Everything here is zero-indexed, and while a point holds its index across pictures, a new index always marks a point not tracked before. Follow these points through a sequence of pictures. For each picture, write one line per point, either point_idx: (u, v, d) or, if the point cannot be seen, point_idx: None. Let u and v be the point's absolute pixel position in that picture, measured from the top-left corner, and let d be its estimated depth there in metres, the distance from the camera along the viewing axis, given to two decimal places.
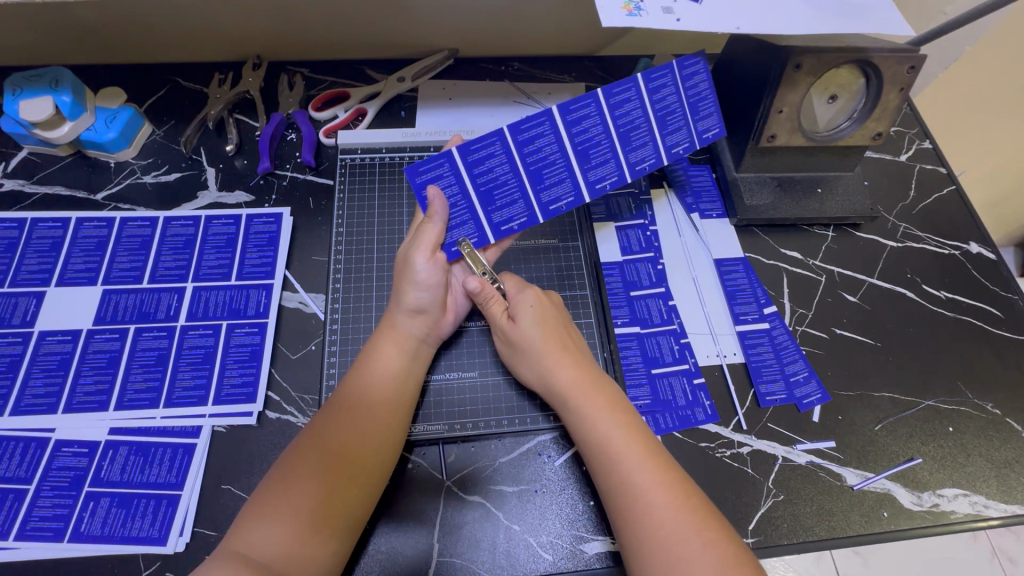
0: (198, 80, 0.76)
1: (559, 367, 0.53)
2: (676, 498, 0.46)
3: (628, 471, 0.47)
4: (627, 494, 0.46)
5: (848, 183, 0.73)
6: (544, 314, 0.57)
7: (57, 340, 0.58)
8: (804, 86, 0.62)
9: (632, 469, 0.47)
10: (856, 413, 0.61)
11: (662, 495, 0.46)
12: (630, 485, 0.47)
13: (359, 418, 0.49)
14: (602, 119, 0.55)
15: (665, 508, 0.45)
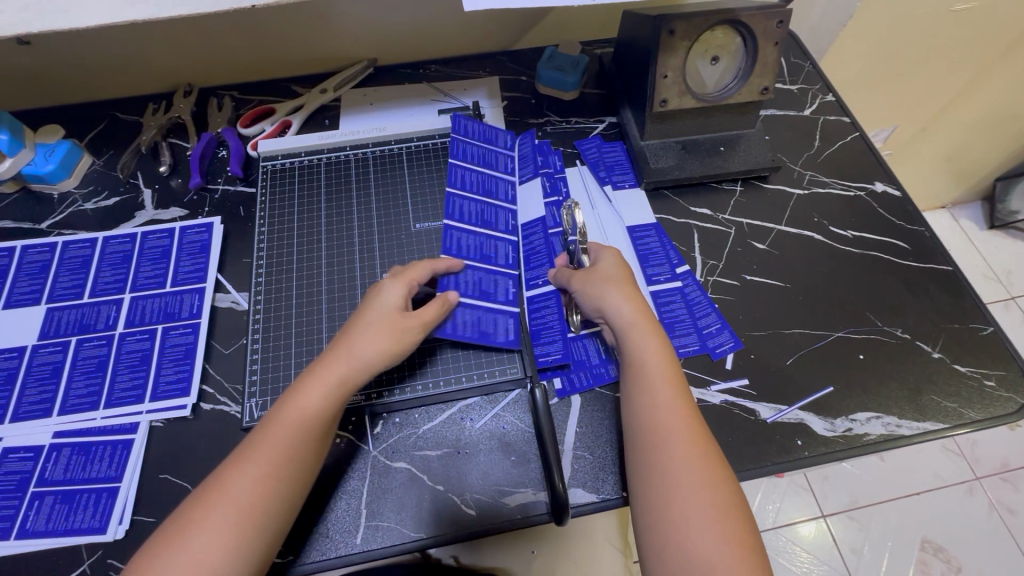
0: (134, 112, 0.81)
1: (624, 304, 0.58)
2: (702, 460, 0.49)
3: (651, 425, 0.51)
4: (649, 451, 0.50)
5: (751, 139, 0.76)
6: (623, 267, 0.62)
7: (4, 357, 0.62)
8: (683, 50, 0.66)
9: (670, 437, 0.50)
10: (768, 351, 0.63)
11: (679, 449, 0.49)
12: (655, 439, 0.50)
13: (292, 449, 0.48)
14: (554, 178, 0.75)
15: (691, 461, 0.48)
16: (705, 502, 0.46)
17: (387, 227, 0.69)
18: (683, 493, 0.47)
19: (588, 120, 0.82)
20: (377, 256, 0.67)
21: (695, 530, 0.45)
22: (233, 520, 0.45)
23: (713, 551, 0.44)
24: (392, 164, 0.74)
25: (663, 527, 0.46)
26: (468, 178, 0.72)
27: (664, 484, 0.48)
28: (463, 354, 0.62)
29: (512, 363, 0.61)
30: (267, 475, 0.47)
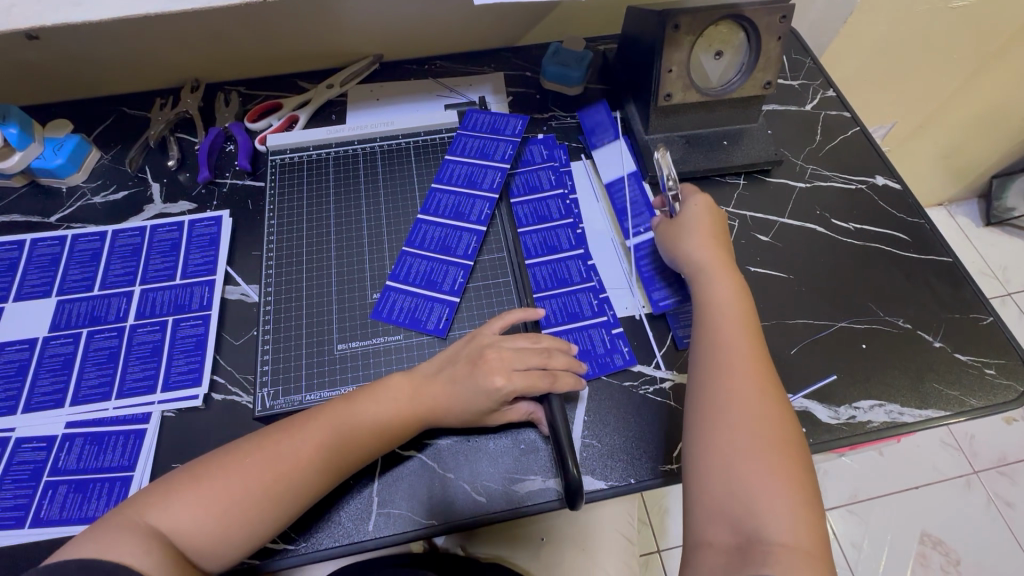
0: (142, 107, 0.82)
1: (697, 252, 0.61)
2: (759, 396, 0.50)
3: (716, 356, 0.53)
4: (711, 379, 0.52)
5: (753, 133, 0.77)
6: (714, 219, 0.65)
7: (15, 349, 0.62)
8: (687, 45, 0.67)
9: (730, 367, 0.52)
10: (772, 341, 0.64)
11: (738, 382, 0.51)
12: (717, 369, 0.52)
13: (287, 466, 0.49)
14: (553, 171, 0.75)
15: (744, 396, 0.50)
16: (756, 429, 0.48)
17: (395, 220, 0.70)
18: (737, 419, 0.49)
19: None
20: (386, 249, 0.68)
21: (741, 454, 0.47)
22: (248, 494, 0.48)
23: (756, 474, 0.46)
24: (399, 158, 0.75)
25: (711, 449, 0.48)
26: (456, 172, 0.72)
27: (717, 409, 0.50)
28: None
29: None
30: (293, 466, 0.49)
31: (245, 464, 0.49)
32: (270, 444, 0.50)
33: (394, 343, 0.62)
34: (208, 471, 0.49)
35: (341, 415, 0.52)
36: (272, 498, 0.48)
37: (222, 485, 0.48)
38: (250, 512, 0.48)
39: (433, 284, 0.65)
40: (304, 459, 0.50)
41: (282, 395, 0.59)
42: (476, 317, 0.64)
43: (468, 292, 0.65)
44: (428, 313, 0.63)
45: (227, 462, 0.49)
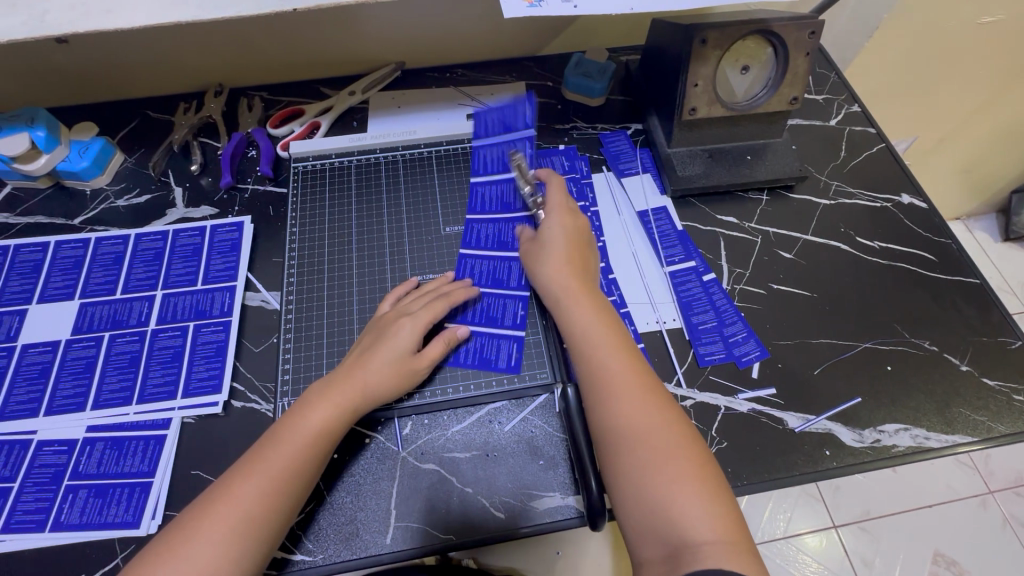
0: (166, 111, 0.82)
1: (550, 281, 0.60)
2: (648, 405, 0.50)
3: (607, 373, 0.52)
4: (602, 400, 0.51)
5: (778, 149, 0.76)
6: (570, 235, 0.63)
7: (38, 351, 0.63)
8: (714, 59, 0.66)
9: (620, 382, 0.51)
10: (796, 360, 0.64)
11: (632, 400, 0.50)
12: (609, 388, 0.51)
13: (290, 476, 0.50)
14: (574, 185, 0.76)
15: (634, 408, 0.50)
16: (653, 438, 0.48)
17: (417, 230, 0.70)
18: (634, 435, 0.48)
19: (614, 127, 0.82)
20: (407, 259, 0.68)
21: (647, 468, 0.47)
22: (216, 552, 0.45)
23: (662, 483, 0.46)
24: (421, 167, 0.75)
25: (620, 475, 0.48)
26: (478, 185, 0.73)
27: (614, 432, 0.49)
28: (485, 358, 0.62)
29: (541, 368, 0.62)
30: (252, 510, 0.47)
31: (202, 527, 0.46)
32: (224, 496, 0.48)
33: None
34: (166, 544, 0.46)
35: (287, 447, 0.51)
36: (242, 543, 0.46)
37: (185, 553, 0.45)
38: (223, 565, 0.45)
39: None
40: (262, 497, 0.48)
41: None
42: (497, 330, 0.64)
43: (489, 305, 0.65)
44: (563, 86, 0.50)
45: (187, 527, 0.46)
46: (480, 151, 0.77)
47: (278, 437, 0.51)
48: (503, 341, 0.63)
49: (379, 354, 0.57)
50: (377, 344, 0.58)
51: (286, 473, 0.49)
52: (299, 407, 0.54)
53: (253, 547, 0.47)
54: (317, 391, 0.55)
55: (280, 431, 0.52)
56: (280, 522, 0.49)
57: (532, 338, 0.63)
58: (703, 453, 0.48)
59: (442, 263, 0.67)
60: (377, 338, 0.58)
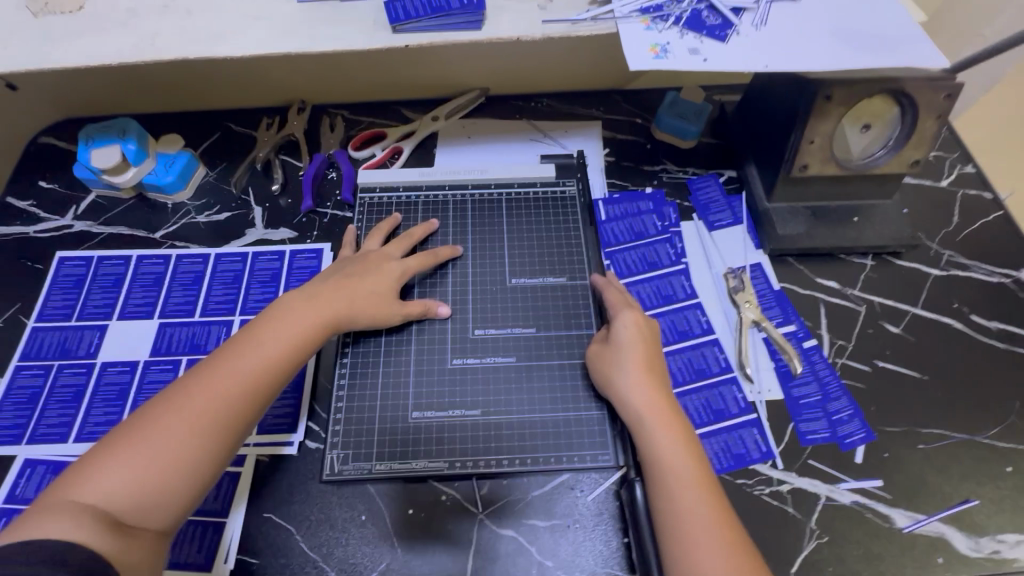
0: (248, 125, 0.81)
1: (632, 391, 0.54)
2: (731, 552, 0.46)
3: (679, 513, 0.48)
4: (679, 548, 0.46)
5: (886, 211, 0.71)
6: (642, 337, 0.57)
7: (117, 370, 0.62)
8: (835, 116, 0.62)
9: (700, 530, 0.47)
10: (904, 450, 0.59)
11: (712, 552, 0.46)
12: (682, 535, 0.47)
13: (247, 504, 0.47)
14: (666, 236, 0.72)
15: (717, 557, 0.45)
16: None
17: (481, 277, 0.67)
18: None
19: (706, 171, 0.78)
20: (470, 309, 0.64)
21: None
22: None
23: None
24: (490, 209, 0.72)
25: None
26: (545, 235, 0.70)
27: (696, 574, 0.45)
28: (547, 432, 0.58)
29: (602, 451, 0.57)
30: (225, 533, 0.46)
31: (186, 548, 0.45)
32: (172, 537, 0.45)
33: (473, 419, 0.58)
34: (119, 437, 0.46)
35: (228, 382, 0.49)
36: (172, 483, 0.45)
37: (124, 455, 0.45)
38: (164, 486, 0.45)
39: (522, 356, 0.62)
40: (190, 454, 0.46)
41: (351, 461, 0.56)
42: (558, 398, 0.59)
43: (547, 367, 0.61)
44: (642, 219, 0.73)
45: (136, 429, 0.46)
46: (553, 195, 0.73)
47: (218, 366, 0.50)
48: (563, 413, 0.59)
49: (370, 279, 0.60)
50: (368, 270, 0.61)
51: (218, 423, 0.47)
52: (222, 351, 0.51)
53: None
54: (228, 347, 0.52)
55: (206, 372, 0.49)
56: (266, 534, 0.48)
57: (597, 413, 0.59)
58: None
59: (505, 317, 0.64)
60: (354, 274, 0.60)
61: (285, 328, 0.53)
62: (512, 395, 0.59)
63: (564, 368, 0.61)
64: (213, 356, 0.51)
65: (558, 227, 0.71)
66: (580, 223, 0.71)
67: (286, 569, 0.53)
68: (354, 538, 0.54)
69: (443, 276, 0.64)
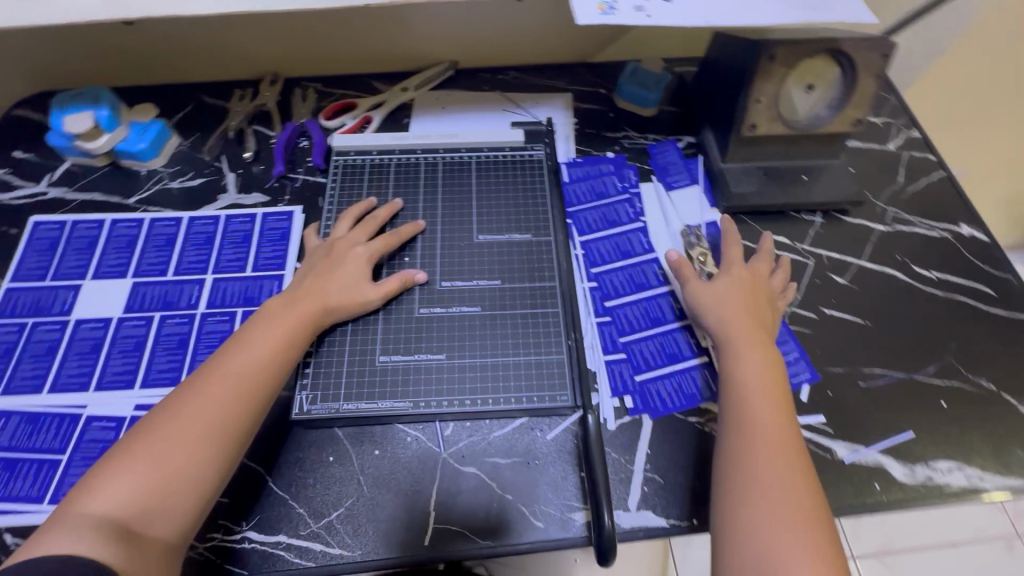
0: (221, 96, 0.83)
1: (721, 328, 0.58)
2: (783, 459, 0.49)
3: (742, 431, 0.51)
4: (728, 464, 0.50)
5: (834, 170, 0.75)
6: (750, 283, 0.62)
7: (91, 326, 0.64)
8: (779, 76, 0.65)
9: (754, 443, 0.50)
10: (847, 388, 0.62)
11: (754, 460, 0.49)
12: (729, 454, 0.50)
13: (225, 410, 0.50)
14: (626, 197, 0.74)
15: (767, 465, 0.48)
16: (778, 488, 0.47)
17: (449, 232, 0.69)
18: (765, 478, 0.47)
19: (665, 138, 0.81)
20: (438, 263, 0.67)
21: (765, 514, 0.45)
22: (171, 465, 0.46)
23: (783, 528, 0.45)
24: (460, 172, 0.74)
25: (741, 512, 0.46)
26: (511, 195, 0.72)
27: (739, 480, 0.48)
28: (508, 375, 0.60)
29: (562, 391, 0.59)
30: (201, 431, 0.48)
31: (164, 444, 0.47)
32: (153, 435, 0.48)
33: (437, 362, 0.61)
34: (121, 451, 0.47)
35: (221, 391, 0.50)
36: (170, 475, 0.46)
37: (128, 467, 0.46)
38: (161, 477, 0.46)
39: (486, 306, 0.64)
40: (190, 459, 0.47)
41: (319, 401, 0.58)
42: (521, 343, 0.62)
43: (509, 316, 0.63)
44: (605, 182, 0.76)
45: (137, 443, 0.47)
46: (520, 160, 0.76)
47: (208, 379, 0.51)
48: (525, 357, 0.61)
49: (338, 276, 0.61)
50: (336, 267, 0.62)
51: (215, 428, 0.49)
52: (211, 364, 0.53)
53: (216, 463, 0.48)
54: (218, 357, 0.53)
55: (199, 383, 0.51)
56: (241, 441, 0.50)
57: (556, 358, 0.61)
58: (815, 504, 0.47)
59: (471, 270, 0.66)
60: (328, 272, 0.61)
61: (268, 332, 0.55)
62: (475, 340, 0.62)
63: (525, 315, 0.64)
64: (202, 370, 0.52)
65: (525, 188, 0.73)
66: (547, 185, 0.73)
67: (253, 508, 0.54)
68: (322, 477, 0.56)
69: (410, 228, 0.67)
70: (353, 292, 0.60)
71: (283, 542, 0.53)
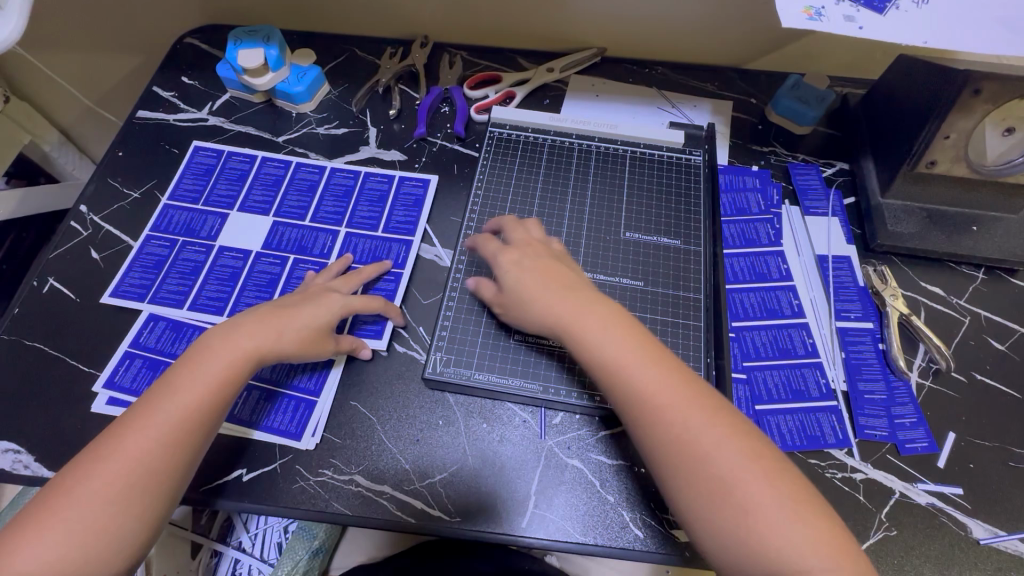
0: (372, 51, 0.85)
1: (549, 312, 0.52)
2: (710, 414, 0.45)
3: (666, 410, 0.46)
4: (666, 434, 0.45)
5: (1010, 226, 0.67)
6: (532, 257, 0.57)
7: (232, 256, 0.67)
8: (980, 114, 0.59)
9: (683, 412, 0.45)
10: (992, 465, 0.56)
11: (703, 427, 0.44)
12: (674, 420, 0.45)
13: (152, 460, 0.47)
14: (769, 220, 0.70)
15: (707, 432, 0.44)
16: (727, 451, 0.43)
17: (597, 222, 0.66)
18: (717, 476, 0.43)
19: (813, 160, 0.76)
20: (581, 251, 0.64)
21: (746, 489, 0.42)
22: (93, 518, 0.44)
23: (778, 529, 0.41)
24: (613, 164, 0.71)
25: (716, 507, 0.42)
26: (661, 194, 0.68)
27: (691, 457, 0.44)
28: None
29: None
30: (131, 480, 0.46)
31: (91, 485, 0.45)
32: (88, 472, 0.46)
33: (569, 352, 0.59)
34: (44, 503, 0.45)
35: (142, 447, 0.47)
36: (83, 517, 0.44)
37: (49, 530, 0.44)
38: (97, 522, 0.44)
39: (626, 305, 0.61)
40: (119, 510, 0.45)
41: (452, 364, 0.59)
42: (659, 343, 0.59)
43: (648, 319, 0.60)
44: (747, 201, 0.72)
45: (69, 483, 0.46)
46: (677, 161, 0.71)
47: (134, 426, 0.48)
48: None
49: (303, 313, 0.56)
50: (305, 303, 0.57)
51: (133, 494, 0.46)
52: (137, 407, 0.49)
53: (141, 515, 0.46)
54: (157, 387, 0.50)
55: (126, 423, 0.48)
56: (169, 491, 0.47)
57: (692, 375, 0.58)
58: (812, 490, 0.44)
59: (615, 266, 0.63)
60: (293, 306, 0.57)
61: (193, 376, 0.51)
62: None
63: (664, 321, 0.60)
64: (125, 415, 0.49)
65: (675, 190, 0.69)
66: (701, 190, 0.69)
67: (364, 454, 0.56)
68: (430, 438, 0.57)
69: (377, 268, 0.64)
70: (227, 337, 0.53)
71: (388, 492, 0.55)
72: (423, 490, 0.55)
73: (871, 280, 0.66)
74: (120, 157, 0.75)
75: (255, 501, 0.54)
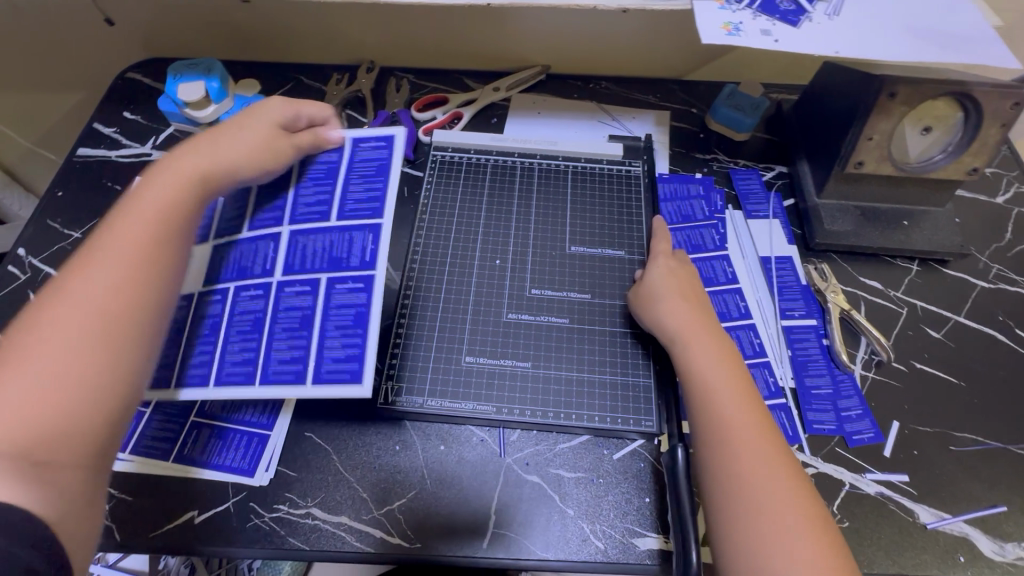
0: (318, 79, 0.85)
1: (670, 318, 0.57)
2: (761, 431, 0.49)
3: (721, 413, 0.50)
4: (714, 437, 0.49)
5: (938, 219, 0.71)
6: (678, 276, 0.61)
7: None
8: (898, 115, 0.62)
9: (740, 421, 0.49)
10: (934, 450, 0.59)
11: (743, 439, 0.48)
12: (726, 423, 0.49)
13: (121, 296, 0.47)
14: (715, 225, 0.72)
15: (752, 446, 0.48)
16: (767, 468, 0.47)
17: (543, 240, 0.67)
18: (747, 472, 0.47)
19: (753, 165, 0.79)
20: (528, 268, 0.65)
21: (767, 499, 0.45)
22: (66, 363, 0.43)
23: (791, 529, 0.44)
24: (557, 178, 0.72)
25: (735, 509, 0.45)
26: (606, 207, 0.70)
27: (731, 466, 0.47)
28: (591, 392, 0.58)
29: (648, 415, 0.58)
30: (100, 305, 0.46)
31: (54, 337, 0.44)
32: (37, 342, 0.44)
33: (519, 370, 0.59)
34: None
35: (89, 302, 0.46)
36: (52, 371, 0.43)
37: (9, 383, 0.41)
38: (73, 375, 0.43)
39: (575, 319, 0.62)
40: (94, 358, 0.44)
41: (404, 393, 0.58)
42: (608, 353, 0.60)
43: (597, 331, 0.61)
44: (692, 208, 0.74)
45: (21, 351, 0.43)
46: (618, 172, 0.73)
47: (76, 292, 0.46)
48: (612, 376, 0.59)
49: (228, 142, 0.58)
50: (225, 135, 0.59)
51: (107, 331, 0.46)
52: (70, 279, 0.47)
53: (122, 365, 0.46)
54: (86, 255, 0.49)
55: (71, 287, 0.46)
56: (137, 313, 0.48)
57: (642, 382, 0.59)
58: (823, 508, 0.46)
59: (562, 281, 0.64)
60: (209, 142, 0.59)
61: (132, 220, 0.51)
62: (565, 353, 0.60)
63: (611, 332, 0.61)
64: (59, 288, 0.47)
65: (618, 201, 0.70)
66: (641, 199, 0.71)
67: (320, 487, 0.55)
68: (387, 466, 0.57)
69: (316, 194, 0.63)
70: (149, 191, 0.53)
71: (346, 523, 0.54)
72: (381, 518, 0.54)
73: (812, 276, 0.68)
74: (59, 196, 0.74)
75: (208, 544, 0.53)
